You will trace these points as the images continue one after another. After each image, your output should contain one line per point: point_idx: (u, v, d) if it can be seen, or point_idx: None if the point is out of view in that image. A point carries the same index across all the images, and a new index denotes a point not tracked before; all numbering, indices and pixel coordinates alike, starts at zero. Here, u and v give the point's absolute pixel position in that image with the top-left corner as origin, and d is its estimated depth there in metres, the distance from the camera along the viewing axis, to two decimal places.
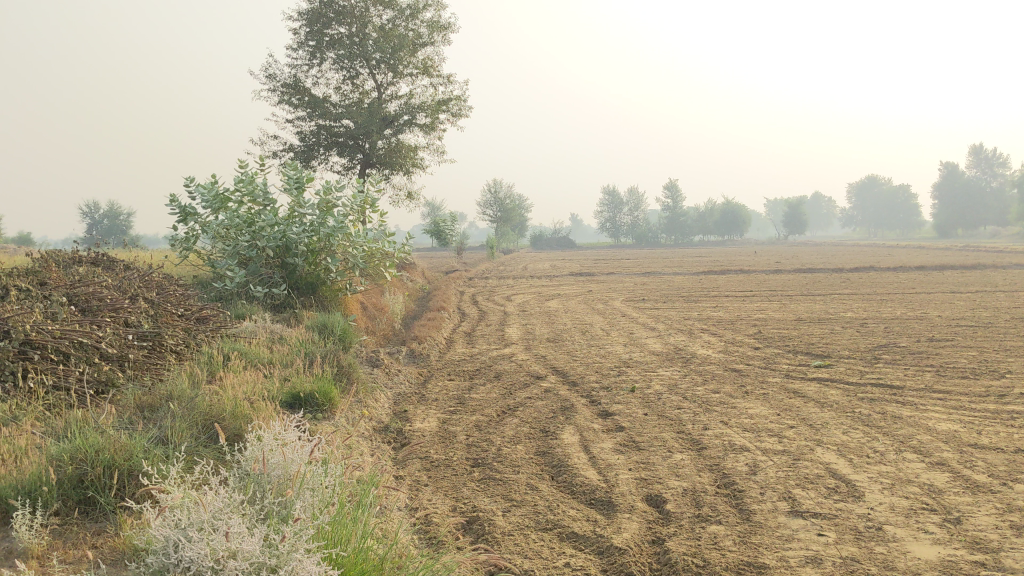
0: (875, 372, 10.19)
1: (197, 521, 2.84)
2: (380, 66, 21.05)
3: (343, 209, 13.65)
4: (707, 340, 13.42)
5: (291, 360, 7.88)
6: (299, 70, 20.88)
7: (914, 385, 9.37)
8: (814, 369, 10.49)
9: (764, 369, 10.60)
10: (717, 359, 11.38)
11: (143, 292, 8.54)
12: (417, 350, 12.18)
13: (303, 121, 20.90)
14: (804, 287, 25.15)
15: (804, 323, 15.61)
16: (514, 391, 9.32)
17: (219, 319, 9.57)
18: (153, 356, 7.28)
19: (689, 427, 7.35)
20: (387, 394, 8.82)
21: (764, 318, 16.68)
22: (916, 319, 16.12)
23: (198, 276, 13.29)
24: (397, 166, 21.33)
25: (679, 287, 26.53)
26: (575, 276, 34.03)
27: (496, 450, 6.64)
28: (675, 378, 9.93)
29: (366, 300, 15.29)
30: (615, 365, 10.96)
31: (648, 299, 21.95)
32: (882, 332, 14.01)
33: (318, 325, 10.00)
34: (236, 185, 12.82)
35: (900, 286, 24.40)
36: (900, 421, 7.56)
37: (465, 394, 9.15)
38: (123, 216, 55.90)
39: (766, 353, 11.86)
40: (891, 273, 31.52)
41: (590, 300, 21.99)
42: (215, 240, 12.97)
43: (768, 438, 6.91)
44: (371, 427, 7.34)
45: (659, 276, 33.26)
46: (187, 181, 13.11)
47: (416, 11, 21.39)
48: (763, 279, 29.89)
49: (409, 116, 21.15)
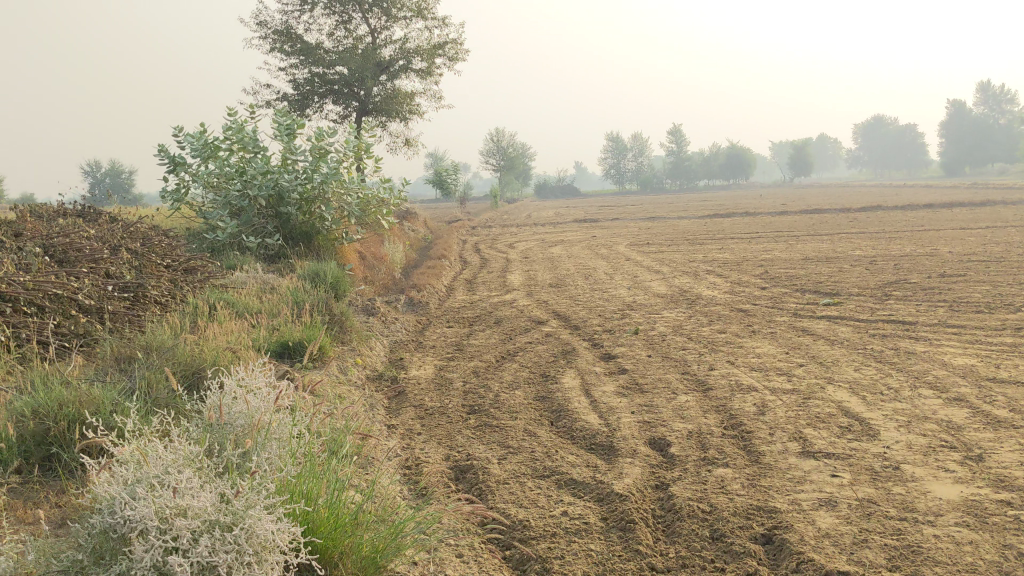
0: (887, 309, 9.84)
1: (143, 478, 2.57)
2: (373, 10, 20.38)
3: (337, 155, 13.29)
4: (713, 281, 13.09)
5: (280, 308, 7.60)
6: (289, 16, 20.22)
7: (928, 320, 9.04)
8: (824, 307, 10.16)
9: (771, 308, 10.29)
10: (723, 300, 11.08)
11: (126, 242, 8.23)
12: (416, 299, 11.88)
13: (296, 69, 20.32)
14: (811, 227, 24.74)
15: (813, 262, 15.27)
16: (515, 337, 9.05)
17: (207, 269, 9.28)
18: (135, 308, 6.99)
19: (695, 368, 7.07)
20: (382, 342, 8.55)
21: (771, 258, 16.33)
22: (927, 255, 15.73)
23: (190, 228, 12.94)
24: (394, 113, 20.83)
25: (684, 231, 26.12)
26: (579, 223, 33.67)
27: (493, 396, 6.37)
28: (681, 319, 9.63)
29: (365, 250, 14.96)
30: (618, 308, 10.67)
31: (652, 243, 21.58)
32: (892, 269, 13.68)
33: (310, 273, 9.70)
34: (226, 134, 12.43)
35: (910, 224, 24.00)
36: (913, 356, 7.27)
37: (463, 341, 8.87)
38: (125, 174, 55.40)
39: (773, 293, 11.55)
40: (900, 211, 31.11)
41: (594, 245, 21.66)
42: (206, 191, 12.61)
43: (777, 377, 6.64)
44: (364, 376, 7.09)
45: (665, 220, 32.91)
46: (174, 130, 12.69)
47: None
48: (768, 220, 29.50)
49: (404, 61, 20.59)
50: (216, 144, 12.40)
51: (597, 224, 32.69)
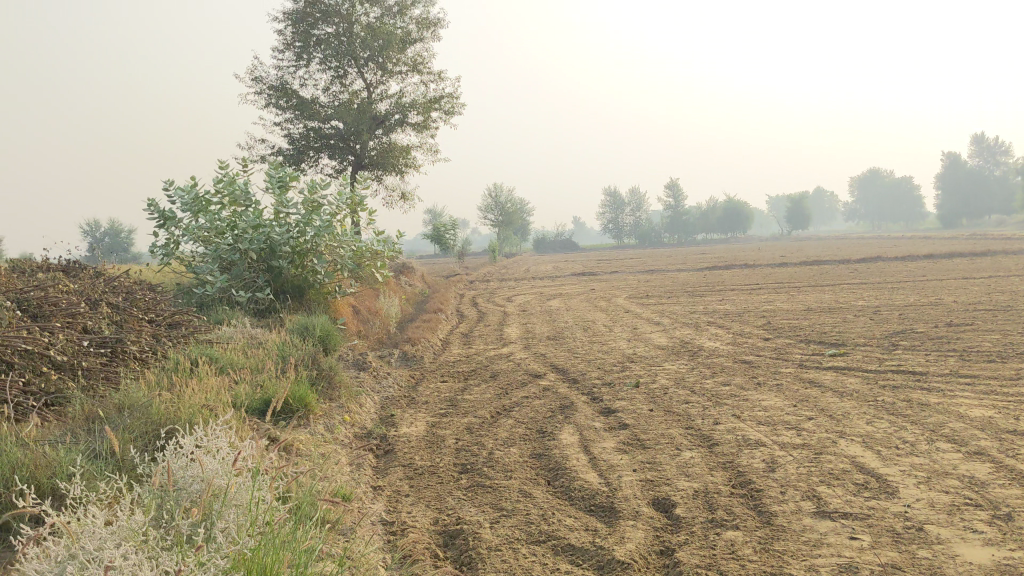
0: (895, 359, 9.52)
1: (76, 555, 2.27)
2: (368, 65, 20.40)
3: (330, 208, 13.10)
4: (714, 332, 12.79)
5: (264, 363, 7.30)
6: (284, 72, 20.23)
7: (939, 370, 8.72)
8: (829, 358, 9.83)
9: (776, 359, 9.97)
10: (725, 352, 10.76)
11: (107, 296, 7.96)
12: (410, 353, 11.56)
13: (292, 124, 20.27)
14: (811, 278, 24.51)
15: (815, 313, 14.97)
16: (511, 391, 8.71)
17: (192, 324, 8.99)
18: (112, 364, 6.69)
19: (699, 422, 6.74)
20: (373, 398, 8.21)
21: (772, 309, 16.04)
22: (931, 305, 15.43)
23: (180, 283, 12.68)
24: (389, 167, 20.75)
25: (683, 283, 25.86)
26: (577, 276, 33.43)
27: (487, 454, 6.04)
28: (681, 372, 9.31)
29: (359, 304, 14.70)
30: (618, 361, 10.35)
31: (651, 295, 21.28)
32: (897, 319, 13.37)
33: (298, 327, 9.41)
34: (217, 187, 12.25)
35: (910, 275, 23.77)
36: (927, 408, 6.93)
37: (457, 396, 8.54)
38: (124, 234, 55.29)
39: (777, 344, 11.24)
40: (899, 263, 30.90)
41: (593, 298, 21.38)
42: (196, 245, 12.39)
43: (786, 432, 6.30)
44: (352, 434, 6.77)
45: (663, 273, 32.69)
46: (165, 184, 12.51)
47: (404, 7, 20.81)
48: (767, 272, 29.28)
49: (400, 115, 20.56)
50: (206, 198, 12.21)
51: (595, 277, 32.47)
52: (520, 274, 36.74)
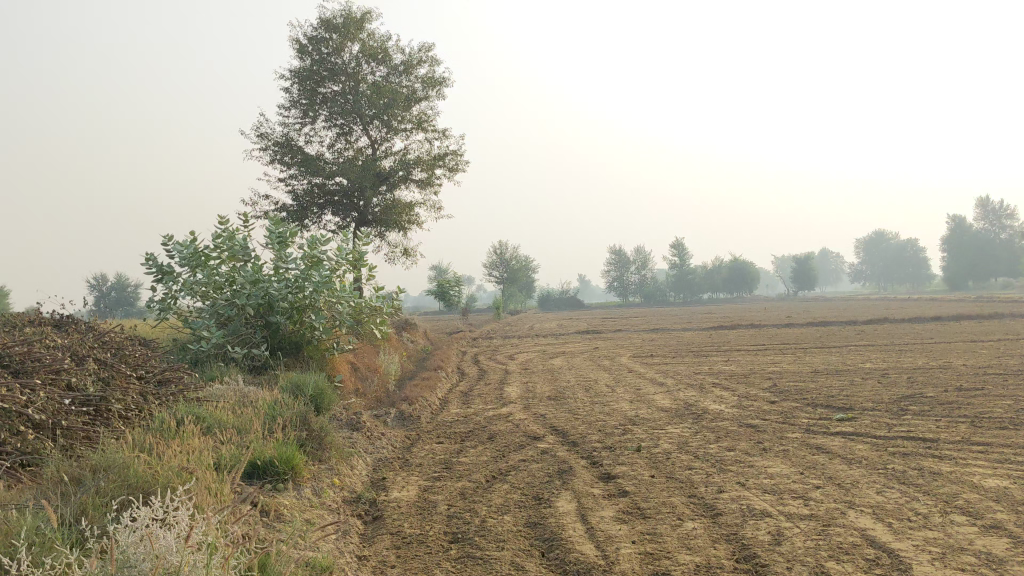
0: (905, 425, 9.23)
1: None
2: (374, 122, 20.50)
3: (330, 264, 12.98)
4: (718, 394, 12.52)
5: (252, 423, 7.10)
6: (290, 129, 20.33)
7: (950, 437, 8.43)
8: (837, 423, 9.55)
9: (782, 423, 9.68)
10: (730, 415, 10.47)
11: (95, 351, 7.78)
12: (407, 412, 11.31)
13: (296, 180, 20.29)
14: (818, 340, 24.21)
15: (822, 375, 14.67)
16: (508, 454, 8.45)
17: (183, 382, 8.79)
18: (95, 423, 6.48)
19: (702, 490, 6.48)
20: (366, 460, 7.96)
21: (778, 371, 15.75)
22: (941, 369, 15.12)
23: (176, 339, 12.50)
24: (393, 223, 20.71)
25: (688, 343, 25.58)
26: (582, 334, 33.17)
27: (479, 522, 5.78)
28: (685, 435, 9.04)
29: (357, 361, 14.48)
30: (620, 423, 10.08)
31: (655, 355, 21.00)
32: (906, 383, 13.07)
33: (292, 385, 9.20)
34: (216, 242, 12.15)
35: (918, 337, 23.46)
36: (940, 478, 6.65)
37: (452, 459, 8.28)
38: (130, 287, 55.30)
39: (783, 407, 10.96)
40: (906, 325, 30.60)
41: (597, 357, 21.12)
42: (193, 301, 12.24)
43: (793, 501, 6.03)
44: (340, 499, 6.52)
45: (668, 332, 32.44)
46: (164, 239, 12.42)
47: (410, 65, 21.01)
48: (773, 333, 29.00)
49: (404, 172, 20.59)
50: (204, 253, 12.10)
51: (600, 335, 32.21)
52: (524, 332, 36.52)
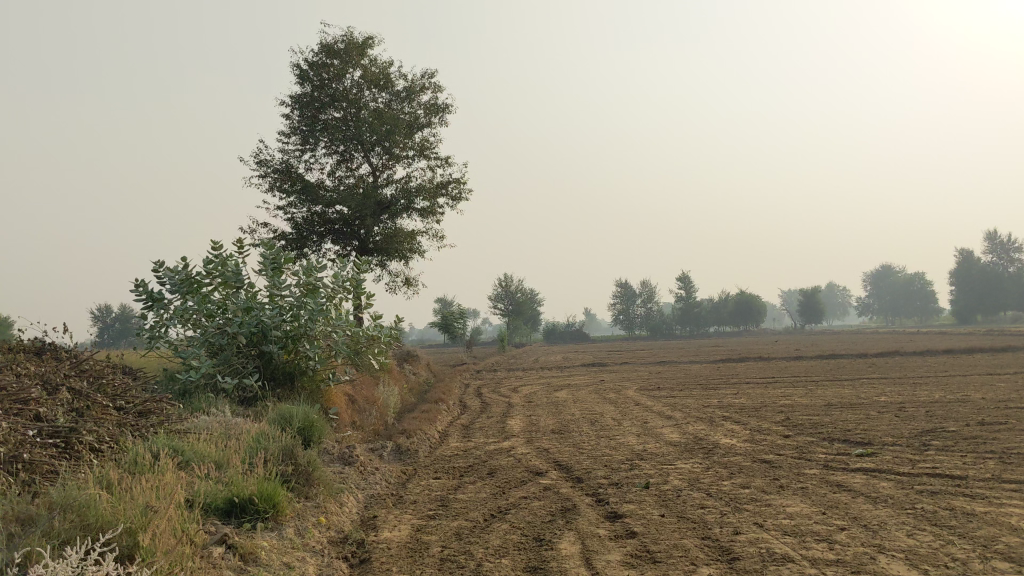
0: (930, 461, 8.70)
1: None
2: (375, 149, 20.20)
3: (326, 292, 12.56)
4: (729, 428, 12.00)
5: (233, 457, 6.67)
6: (289, 156, 20.04)
7: (980, 475, 7.90)
8: (856, 458, 9.02)
9: (798, 459, 9.17)
10: (742, 450, 9.96)
11: (70, 379, 7.36)
12: (404, 446, 10.81)
13: (295, 209, 19.96)
14: (829, 373, 23.61)
15: (836, 409, 14.14)
16: (508, 490, 7.95)
17: (166, 413, 8.33)
18: (62, 457, 6.03)
19: (716, 532, 5.98)
20: (357, 497, 7.50)
21: (789, 404, 15.21)
22: (959, 402, 14.56)
23: (165, 369, 12.06)
24: (394, 252, 20.33)
25: (696, 376, 25.01)
26: (588, 367, 32.65)
27: (474, 567, 5.29)
28: (696, 472, 8.52)
29: (355, 393, 14.02)
30: (626, 458, 9.58)
31: (663, 387, 20.43)
32: (925, 417, 12.53)
33: (279, 416, 8.75)
34: (208, 268, 11.76)
35: (932, 370, 22.87)
36: (974, 519, 6.15)
37: (449, 496, 7.79)
38: (132, 317, 54.80)
39: (797, 442, 10.43)
40: (918, 358, 29.99)
41: (602, 389, 20.58)
42: (184, 330, 11.82)
43: (817, 545, 5.53)
44: (325, 539, 6.05)
45: (676, 365, 31.88)
46: (155, 265, 12.04)
47: (413, 92, 20.78)
48: (783, 366, 28.42)
49: (406, 200, 20.25)
50: (196, 280, 11.72)
51: (606, 368, 31.64)
52: (529, 364, 36.00)
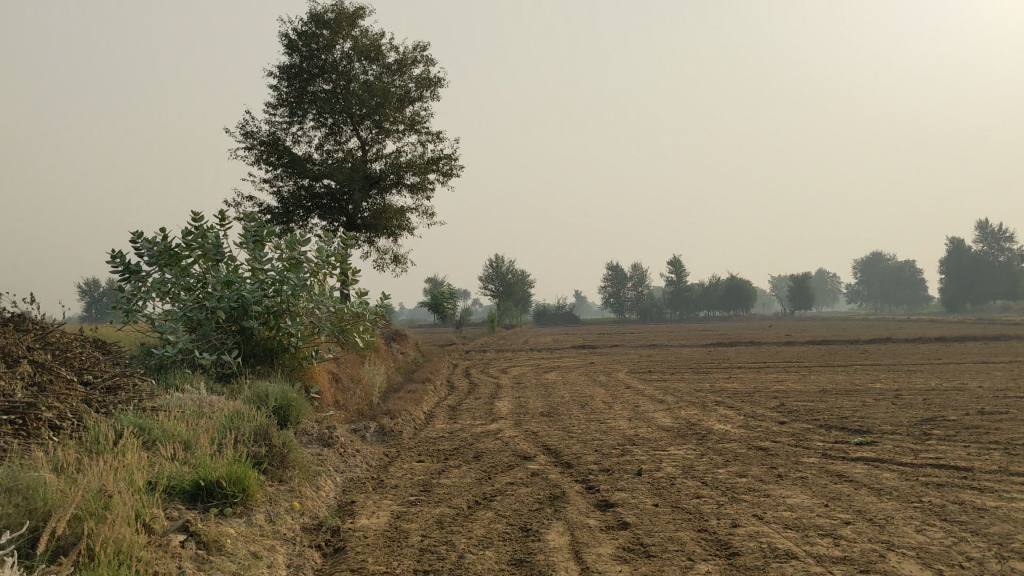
0: (933, 451, 8.38)
1: None
2: (365, 122, 19.72)
3: (310, 267, 12.15)
4: (723, 413, 11.68)
5: (203, 437, 6.29)
6: (277, 129, 19.56)
7: (986, 467, 7.57)
8: (856, 447, 8.69)
9: (795, 447, 8.84)
10: (737, 436, 9.63)
11: (31, 352, 6.92)
12: (388, 427, 10.43)
13: (282, 182, 19.50)
14: (822, 359, 23.30)
15: (832, 395, 13.81)
16: (494, 475, 7.60)
17: (136, 389, 7.91)
18: (18, 435, 5.64)
19: (713, 525, 5.64)
20: (335, 481, 7.14)
21: (783, 390, 14.90)
22: (956, 390, 14.24)
23: (141, 344, 11.63)
24: (383, 229, 19.91)
25: (687, 359, 24.68)
26: (577, 350, 32.29)
27: (456, 559, 4.92)
28: (691, 458, 8.17)
29: (340, 371, 13.64)
30: (617, 443, 9.24)
31: (654, 371, 20.08)
32: (923, 405, 12.21)
33: (255, 394, 8.36)
34: (187, 240, 11.32)
35: (926, 358, 22.59)
36: (986, 515, 5.82)
37: (431, 481, 7.42)
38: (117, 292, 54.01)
39: (793, 429, 10.11)
40: (911, 345, 29.69)
41: (592, 372, 20.22)
42: (161, 303, 11.40)
43: (821, 540, 5.19)
44: (298, 526, 5.70)
45: (667, 349, 31.54)
46: (133, 235, 11.60)
47: (404, 65, 20.27)
48: (776, 351, 28.10)
49: (395, 175, 19.80)
50: (175, 252, 11.28)
51: (597, 351, 31.29)
52: (518, 346, 35.65)
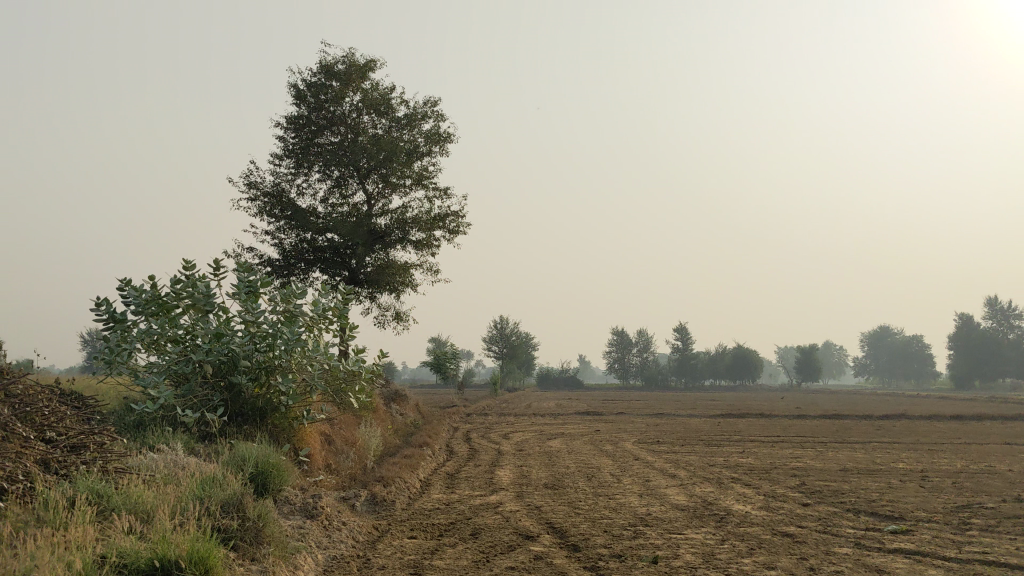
0: (978, 544, 7.61)
1: None
2: (371, 176, 19.29)
3: (306, 321, 11.53)
4: (740, 492, 10.89)
5: (168, 509, 5.57)
6: (281, 180, 19.13)
7: None
8: (891, 537, 7.92)
9: (824, 534, 8.07)
10: (759, 519, 8.86)
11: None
12: (380, 496, 9.68)
13: (284, 235, 19.00)
14: (837, 435, 22.40)
15: (855, 475, 12.99)
16: (493, 558, 6.85)
17: (104, 448, 7.20)
18: None
19: None
20: (316, 560, 6.41)
21: (801, 467, 14.08)
22: (986, 474, 13.40)
23: (123, 397, 10.94)
24: (385, 286, 19.34)
25: (696, 431, 23.80)
26: (582, 416, 31.35)
27: None
28: (711, 545, 7.39)
29: (333, 432, 12.93)
30: (628, 524, 8.47)
31: (663, 442, 19.24)
32: (955, 490, 11.39)
33: (234, 458, 7.66)
34: (177, 289, 10.68)
35: (947, 436, 21.68)
36: None
37: (423, 562, 6.67)
38: None
39: (819, 513, 9.33)
40: (926, 423, 28.71)
41: (598, 441, 19.37)
42: (147, 355, 10.74)
43: None
44: None
45: (674, 419, 30.61)
46: (123, 282, 11.01)
47: (413, 120, 19.93)
48: (788, 424, 27.17)
49: (401, 232, 19.29)
50: (163, 301, 10.64)
51: (602, 418, 30.38)
52: (521, 410, 34.70)
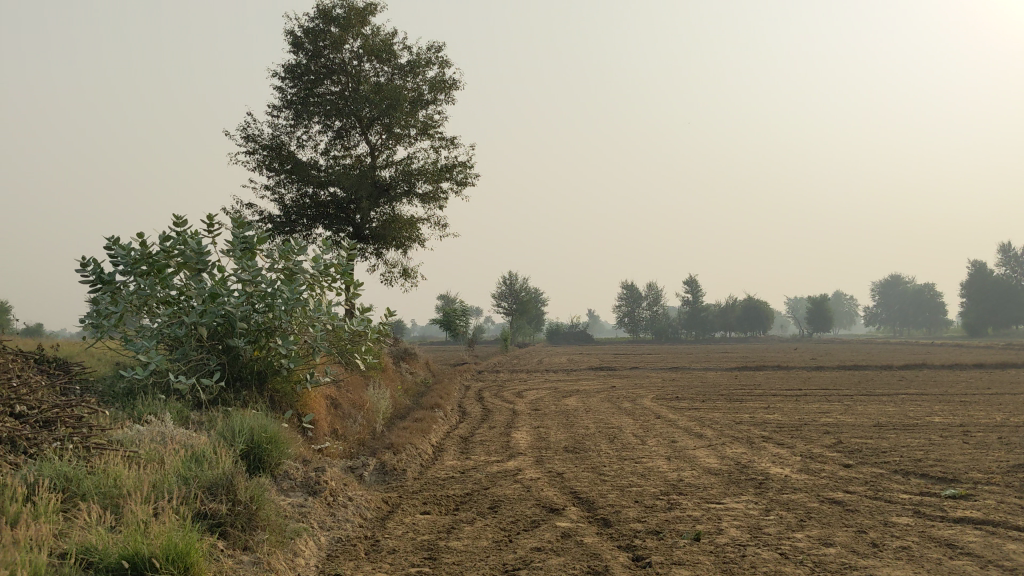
0: None
1: None
2: (374, 126, 18.41)
3: (307, 278, 10.77)
4: (774, 453, 10.17)
5: (146, 495, 4.88)
6: (280, 132, 18.27)
7: None
8: (951, 504, 7.18)
9: (877, 501, 7.33)
10: (801, 484, 8.12)
11: None
12: (390, 465, 9.00)
13: (284, 190, 18.22)
14: (862, 386, 21.65)
15: (892, 431, 12.25)
16: (516, 536, 6.15)
17: (84, 420, 6.48)
18: None
19: None
20: (318, 543, 5.72)
21: (832, 423, 13.35)
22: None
23: (114, 363, 10.25)
24: (392, 241, 18.56)
25: (715, 385, 23.11)
26: (596, 372, 30.68)
27: None
28: (755, 517, 6.67)
29: (341, 395, 12.25)
30: (660, 492, 7.75)
31: (683, 398, 18.51)
32: (1004, 446, 10.63)
33: (228, 430, 6.96)
34: (167, 246, 9.91)
35: (975, 387, 20.89)
36: None
37: (438, 543, 5.96)
38: None
39: (864, 476, 8.59)
40: (951, 372, 27.94)
41: (615, 398, 18.68)
42: (138, 317, 10.02)
43: None
44: None
45: (691, 372, 29.98)
46: (111, 241, 10.28)
47: (417, 66, 18.97)
48: (808, 376, 26.44)
49: (406, 184, 18.43)
50: (153, 259, 9.87)
51: (617, 373, 29.74)
52: (534, 367, 34.08)
